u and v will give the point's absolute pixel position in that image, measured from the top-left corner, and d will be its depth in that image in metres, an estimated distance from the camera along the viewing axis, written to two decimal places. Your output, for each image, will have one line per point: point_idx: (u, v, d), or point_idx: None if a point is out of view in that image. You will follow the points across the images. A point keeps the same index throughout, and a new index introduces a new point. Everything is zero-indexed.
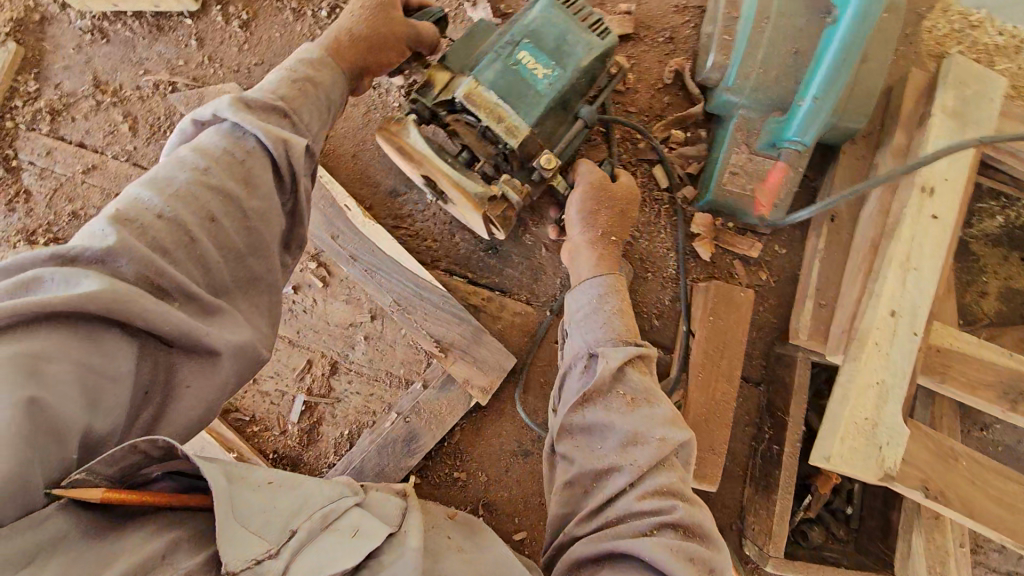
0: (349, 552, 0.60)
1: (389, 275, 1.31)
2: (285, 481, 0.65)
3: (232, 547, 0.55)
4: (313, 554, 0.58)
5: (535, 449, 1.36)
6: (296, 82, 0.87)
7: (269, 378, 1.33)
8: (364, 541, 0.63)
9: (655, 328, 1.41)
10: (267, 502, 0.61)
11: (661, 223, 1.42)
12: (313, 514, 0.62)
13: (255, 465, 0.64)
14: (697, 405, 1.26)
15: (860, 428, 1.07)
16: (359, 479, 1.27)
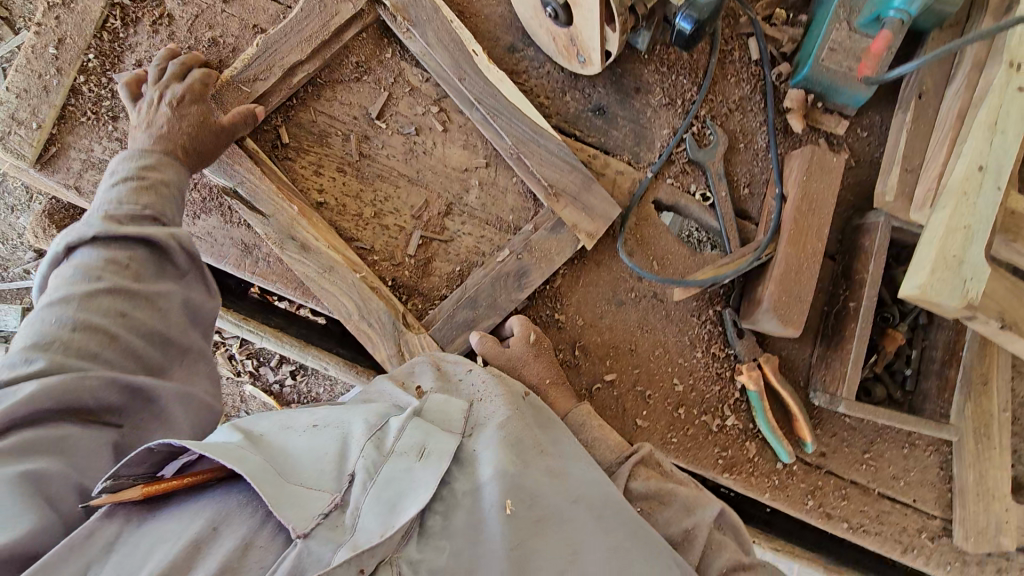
0: (409, 482, 0.82)
1: (506, 123, 1.37)
2: (326, 435, 0.89)
3: (300, 504, 0.76)
4: (378, 489, 0.79)
5: (627, 298, 1.48)
6: (148, 184, 1.13)
7: (389, 214, 1.42)
8: (427, 463, 0.85)
9: (743, 197, 1.50)
10: (316, 461, 0.83)
11: (756, 100, 1.50)
12: (363, 455, 0.84)
13: (294, 434, 0.89)
14: (787, 259, 1.36)
15: (948, 263, 1.18)
16: (474, 306, 1.38)
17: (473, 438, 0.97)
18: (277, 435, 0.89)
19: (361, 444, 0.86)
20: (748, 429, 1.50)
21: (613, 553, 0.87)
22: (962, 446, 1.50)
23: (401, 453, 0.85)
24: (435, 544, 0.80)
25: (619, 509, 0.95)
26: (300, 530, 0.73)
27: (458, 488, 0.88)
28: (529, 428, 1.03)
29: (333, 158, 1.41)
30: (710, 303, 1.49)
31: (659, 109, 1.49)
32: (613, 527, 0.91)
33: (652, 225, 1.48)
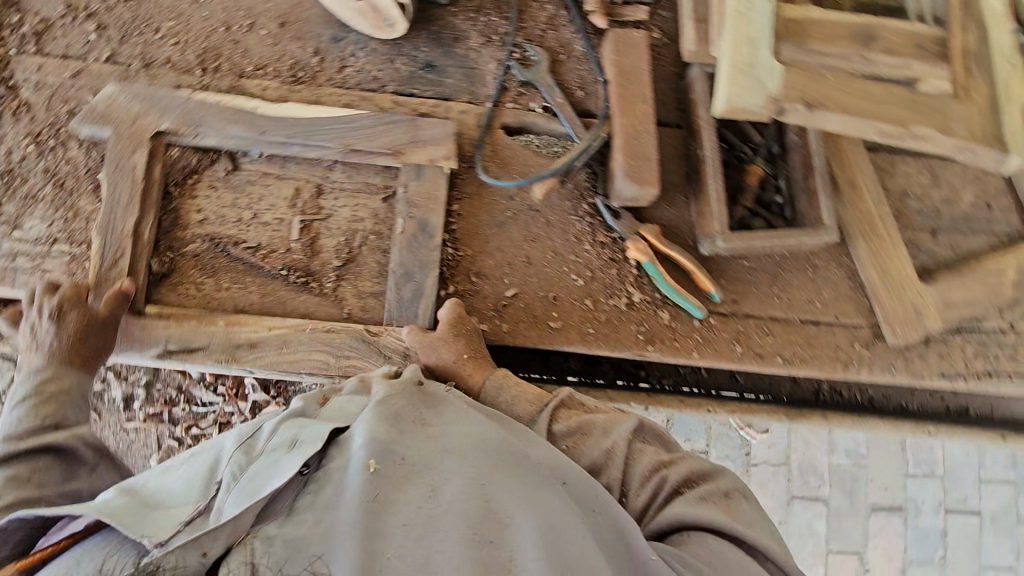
0: (264, 475, 1.03)
1: (322, 140, 1.52)
2: (199, 460, 1.13)
3: (167, 522, 0.99)
4: (241, 489, 1.02)
5: (505, 217, 1.57)
6: (43, 395, 1.31)
7: (266, 211, 1.53)
8: (285, 454, 1.07)
9: (580, 99, 1.63)
10: (191, 484, 1.08)
11: (562, 16, 1.67)
12: (230, 466, 1.08)
13: (171, 472, 1.13)
14: (625, 126, 1.47)
15: (743, 70, 1.29)
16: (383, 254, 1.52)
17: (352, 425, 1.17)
18: (159, 478, 1.13)
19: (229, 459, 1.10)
20: (657, 299, 1.56)
21: (474, 481, 1.07)
22: (856, 246, 1.58)
23: (268, 452, 1.09)
24: (297, 518, 0.98)
25: (495, 450, 1.14)
26: (159, 539, 0.95)
27: (332, 467, 1.07)
28: (415, 406, 1.23)
29: (203, 178, 1.53)
30: (582, 197, 1.58)
31: (480, 50, 1.64)
32: (477, 463, 1.10)
33: (507, 147, 1.60)
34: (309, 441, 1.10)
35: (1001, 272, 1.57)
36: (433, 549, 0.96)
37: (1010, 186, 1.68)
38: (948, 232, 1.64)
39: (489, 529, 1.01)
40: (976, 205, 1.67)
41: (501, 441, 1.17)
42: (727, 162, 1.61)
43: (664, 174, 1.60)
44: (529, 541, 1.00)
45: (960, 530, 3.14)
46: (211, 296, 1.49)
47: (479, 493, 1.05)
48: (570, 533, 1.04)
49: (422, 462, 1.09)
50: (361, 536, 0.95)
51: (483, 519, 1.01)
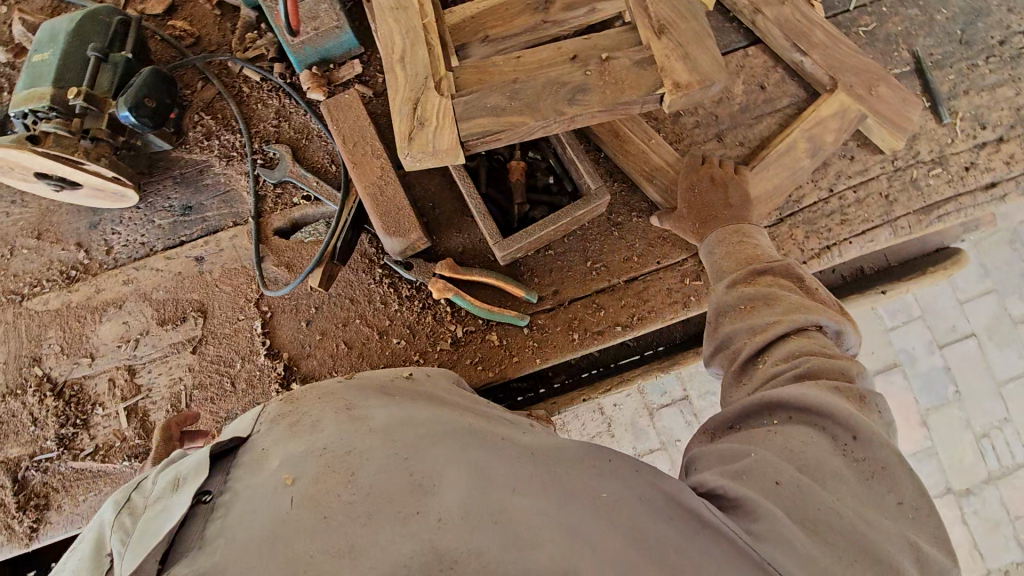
0: (175, 506, 0.70)
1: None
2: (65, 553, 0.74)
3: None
4: (129, 556, 0.65)
5: (311, 313, 1.58)
6: None
7: (93, 411, 1.56)
8: (176, 496, 0.71)
9: (334, 172, 1.63)
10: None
11: (288, 104, 1.67)
12: (116, 540, 0.70)
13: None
14: (367, 188, 1.47)
15: (406, 86, 1.21)
16: (213, 402, 1.54)
17: (259, 439, 0.79)
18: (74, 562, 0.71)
19: (113, 530, 0.71)
20: (481, 325, 1.55)
21: (397, 453, 0.71)
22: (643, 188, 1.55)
23: (153, 504, 0.73)
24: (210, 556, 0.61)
25: (439, 424, 0.80)
26: None
27: (242, 485, 0.72)
28: (334, 393, 0.86)
29: (22, 411, 1.56)
30: (373, 263, 1.58)
31: (225, 171, 1.65)
32: (406, 433, 0.75)
33: (286, 250, 1.61)
34: (195, 469, 0.75)
35: (793, 148, 1.51)
36: (360, 531, 0.62)
37: (776, 57, 1.61)
38: (733, 130, 1.60)
39: (415, 504, 0.65)
40: (750, 92, 1.62)
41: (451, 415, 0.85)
42: (491, 167, 1.59)
43: (438, 205, 1.58)
44: (499, 526, 0.64)
45: (962, 359, 3.04)
46: (73, 514, 1.51)
47: (430, 456, 0.71)
48: (571, 513, 0.68)
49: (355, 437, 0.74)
50: (266, 559, 0.59)
51: (414, 494, 0.66)
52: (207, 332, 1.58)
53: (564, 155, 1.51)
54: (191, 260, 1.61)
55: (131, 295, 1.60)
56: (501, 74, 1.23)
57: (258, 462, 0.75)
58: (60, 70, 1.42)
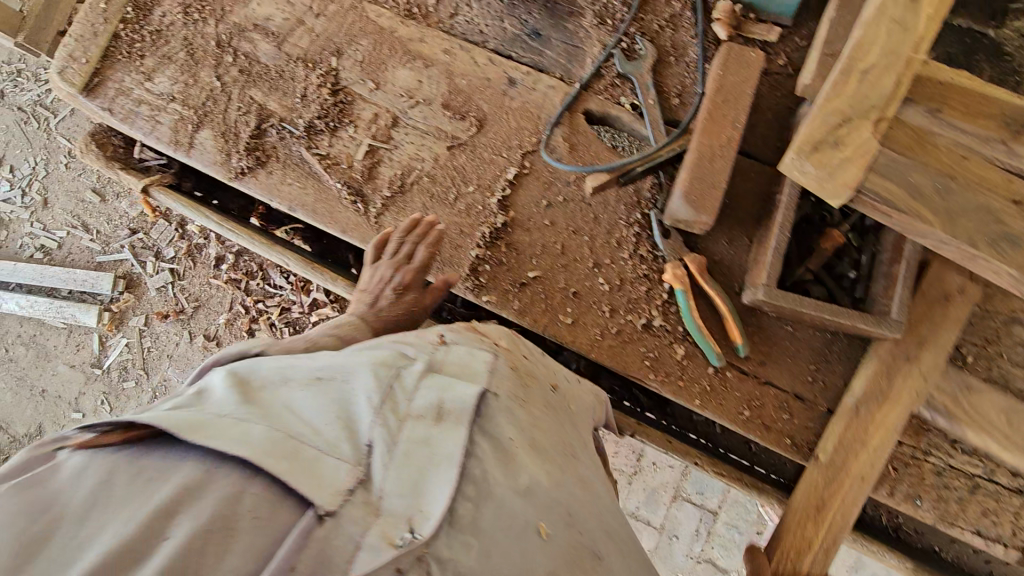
0: (434, 444, 0.84)
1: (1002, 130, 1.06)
2: (321, 376, 0.91)
3: (335, 478, 0.76)
4: (397, 466, 0.80)
5: (557, 201, 1.55)
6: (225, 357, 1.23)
7: (344, 126, 1.63)
8: (439, 436, 0.86)
9: (674, 106, 1.54)
10: (322, 413, 0.85)
11: (688, 17, 1.57)
12: (379, 425, 0.84)
13: (303, 390, 0.88)
14: (700, 145, 1.37)
15: (848, 101, 1.08)
16: (430, 199, 1.58)
17: (501, 417, 0.94)
18: (274, 388, 0.87)
19: (369, 410, 0.85)
20: (678, 333, 1.47)
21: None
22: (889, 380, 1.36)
23: (414, 420, 0.86)
24: (462, 540, 0.78)
25: (621, 538, 0.99)
26: (328, 506, 0.73)
27: (494, 468, 0.87)
28: (553, 418, 1.07)
29: (299, 82, 1.65)
30: (639, 206, 1.53)
31: (591, 30, 1.59)
32: (616, 554, 0.94)
33: (581, 134, 1.56)
34: (463, 413, 0.89)
35: None
36: None
37: None
38: None
39: None
40: None
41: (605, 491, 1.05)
42: (808, 218, 1.46)
43: (735, 208, 1.48)
44: None
45: None
46: (272, 187, 1.62)
47: None
48: None
49: (581, 514, 0.93)
50: None
51: None
52: (469, 142, 1.59)
53: (888, 266, 1.35)
54: (504, 78, 1.60)
55: (439, 65, 1.62)
56: (937, 160, 1.09)
57: (507, 462, 0.89)
58: None
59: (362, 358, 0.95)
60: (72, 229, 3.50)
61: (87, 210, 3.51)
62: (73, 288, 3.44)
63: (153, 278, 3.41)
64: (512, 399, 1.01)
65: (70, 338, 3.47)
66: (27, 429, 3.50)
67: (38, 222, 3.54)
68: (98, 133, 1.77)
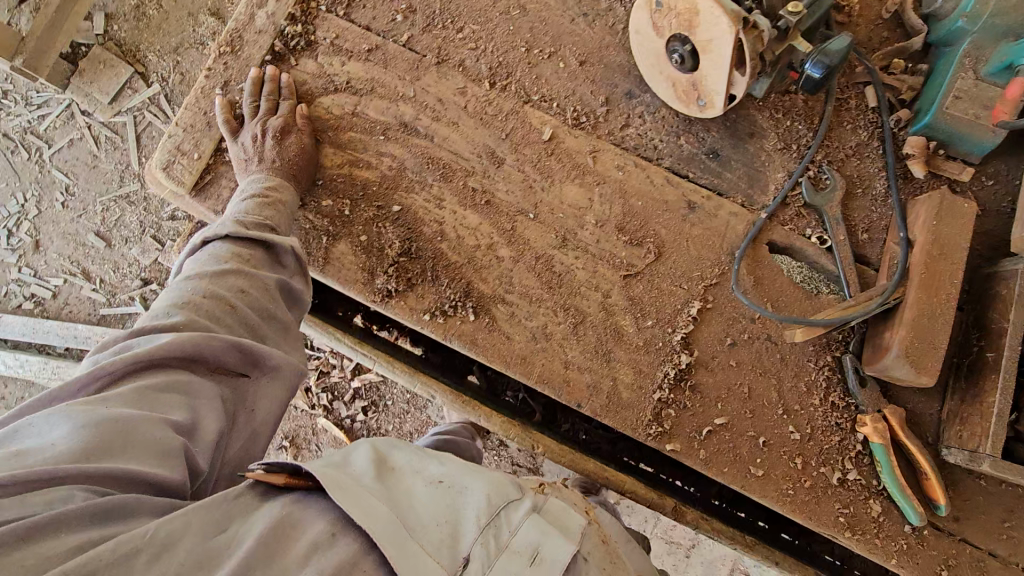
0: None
1: None
2: (449, 493, 1.08)
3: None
4: None
5: (743, 340, 1.44)
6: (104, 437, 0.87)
7: (504, 245, 1.46)
8: (539, 571, 1.02)
9: (862, 242, 1.47)
10: (441, 522, 1.02)
11: (874, 147, 1.49)
12: (480, 544, 1.01)
13: (438, 490, 1.08)
14: (920, 301, 1.30)
15: None
16: (603, 332, 1.44)
17: None
18: (406, 475, 1.10)
19: (474, 531, 1.02)
20: (872, 486, 1.40)
21: None
22: None
23: (513, 555, 1.03)
24: None
25: None
26: None
27: None
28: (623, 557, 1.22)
29: (453, 193, 1.47)
30: (828, 348, 1.44)
31: (774, 154, 1.49)
32: None
33: (766, 266, 1.47)
34: (555, 566, 1.04)
35: None
36: None
37: None
38: None
39: None
40: None
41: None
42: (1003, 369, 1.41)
43: None
44: None
45: None
46: (420, 313, 1.43)
47: None
48: None
49: None
50: None
51: None
52: (646, 271, 1.46)
53: None
54: (682, 201, 1.48)
55: (612, 182, 1.48)
56: None
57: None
58: None
59: (482, 482, 1.11)
60: (71, 277, 3.11)
61: (89, 256, 3.12)
62: (72, 344, 3.05)
63: None
64: (598, 567, 1.13)
65: None
66: None
67: (29, 267, 3.14)
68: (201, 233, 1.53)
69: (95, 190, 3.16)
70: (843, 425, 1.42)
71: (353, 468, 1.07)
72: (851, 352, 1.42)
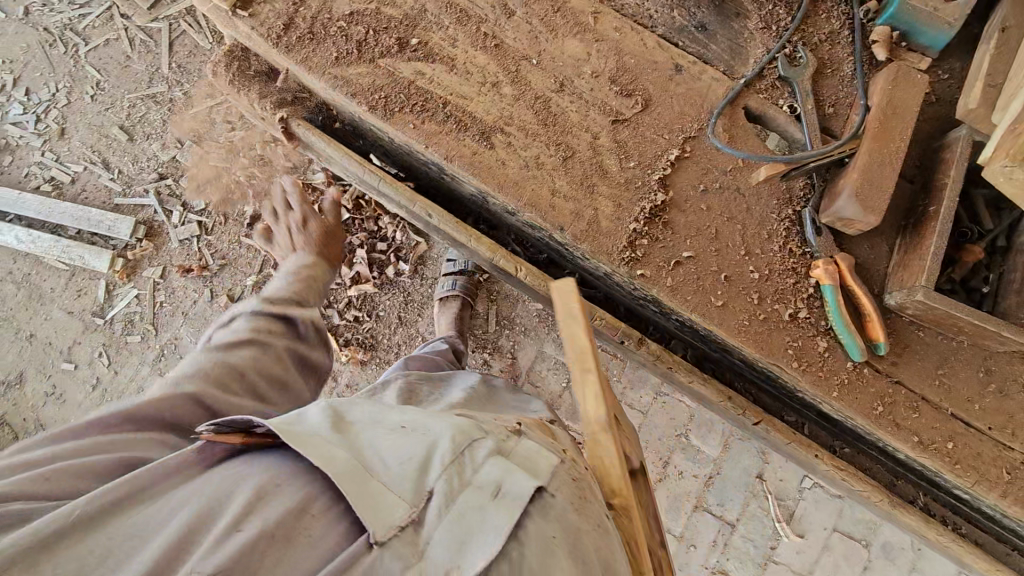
0: (484, 517, 0.98)
1: None
2: (412, 439, 1.08)
3: (384, 519, 0.94)
4: (450, 517, 0.97)
5: (714, 188, 1.59)
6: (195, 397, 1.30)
7: (507, 84, 1.62)
8: (493, 504, 1.01)
9: (828, 115, 1.63)
10: (406, 466, 1.02)
11: (845, 35, 1.66)
12: (444, 479, 1.01)
13: (393, 437, 1.09)
14: (872, 153, 1.45)
15: None
16: (588, 168, 1.59)
17: (540, 521, 1.02)
18: (364, 431, 1.10)
19: (441, 465, 1.02)
20: (820, 325, 1.54)
21: None
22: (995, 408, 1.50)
23: (475, 487, 1.02)
24: None
25: None
26: (378, 535, 0.92)
27: (531, 522, 1.01)
28: (586, 503, 1.13)
29: (465, 36, 1.64)
30: (790, 203, 1.58)
31: (755, 33, 1.67)
32: None
33: (740, 126, 1.62)
34: (517, 496, 1.02)
35: None
36: None
37: None
38: None
39: None
40: None
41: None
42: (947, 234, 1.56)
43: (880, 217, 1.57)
44: None
45: None
46: (425, 134, 1.59)
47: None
48: None
49: None
50: None
51: None
52: (633, 119, 1.61)
53: None
54: (671, 63, 1.64)
55: (609, 41, 1.64)
56: None
57: (546, 552, 0.98)
58: None
59: (442, 423, 1.15)
60: (91, 164, 3.26)
61: (111, 148, 3.27)
62: (84, 227, 3.18)
63: (177, 228, 3.20)
64: (569, 506, 1.09)
65: (71, 281, 3.19)
66: (4, 374, 3.14)
67: (52, 152, 3.28)
68: (239, 54, 1.72)
69: (124, 88, 3.31)
70: (798, 270, 1.56)
71: (306, 417, 1.10)
72: (814, 208, 1.56)
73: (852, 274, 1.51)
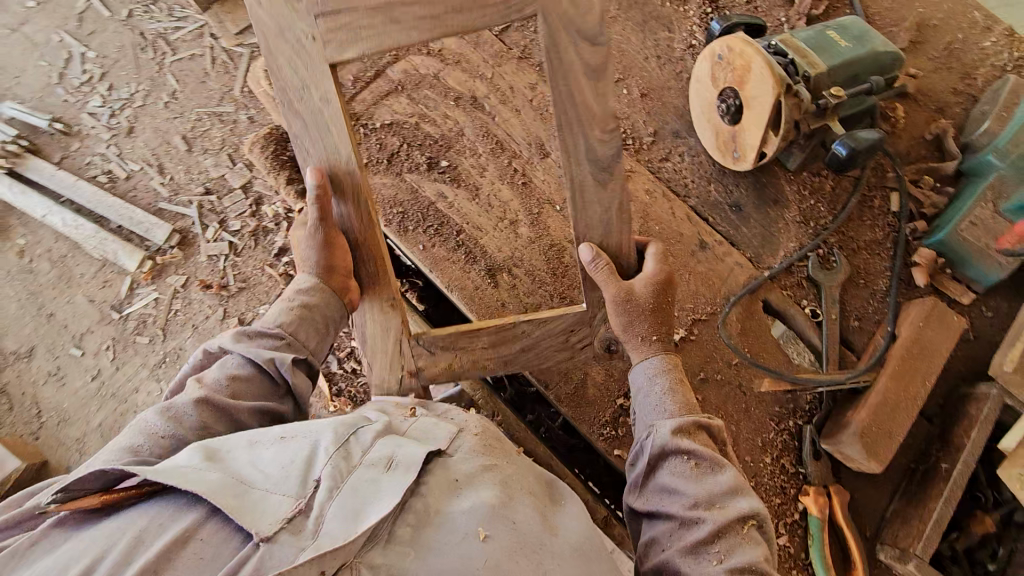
0: (381, 490, 0.78)
1: None
2: (291, 442, 0.83)
3: (270, 511, 0.72)
4: (342, 505, 0.75)
5: (714, 381, 1.50)
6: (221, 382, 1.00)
7: (526, 224, 1.60)
8: (387, 477, 0.80)
9: (852, 329, 1.53)
10: (287, 467, 0.79)
11: (887, 247, 1.57)
12: (330, 466, 0.79)
13: (260, 447, 0.82)
14: (885, 391, 1.36)
15: None
16: None
17: (443, 497, 0.82)
18: (235, 446, 0.83)
19: (329, 458, 0.80)
20: (798, 557, 1.41)
21: None
22: None
23: (366, 467, 0.81)
24: (397, 549, 0.75)
25: None
26: (263, 532, 0.70)
27: (433, 500, 0.81)
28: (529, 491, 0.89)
29: (495, 168, 1.63)
30: (791, 414, 1.48)
31: (791, 225, 1.59)
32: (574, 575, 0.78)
33: (755, 319, 1.54)
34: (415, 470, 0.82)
35: None
36: None
37: None
38: None
39: None
40: None
41: (534, 539, 0.81)
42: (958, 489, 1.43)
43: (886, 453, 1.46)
44: None
45: None
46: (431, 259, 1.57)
47: None
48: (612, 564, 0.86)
49: None
50: None
51: None
52: None
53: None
54: (696, 238, 1.58)
55: (638, 203, 1.60)
56: None
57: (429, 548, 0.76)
58: (842, 64, 1.39)
59: (327, 421, 0.88)
60: None
61: None
62: None
63: None
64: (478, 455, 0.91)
65: None
66: None
67: None
68: (278, 137, 1.75)
69: None
70: (787, 489, 1.44)
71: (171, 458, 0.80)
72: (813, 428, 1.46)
73: (842, 508, 1.40)
